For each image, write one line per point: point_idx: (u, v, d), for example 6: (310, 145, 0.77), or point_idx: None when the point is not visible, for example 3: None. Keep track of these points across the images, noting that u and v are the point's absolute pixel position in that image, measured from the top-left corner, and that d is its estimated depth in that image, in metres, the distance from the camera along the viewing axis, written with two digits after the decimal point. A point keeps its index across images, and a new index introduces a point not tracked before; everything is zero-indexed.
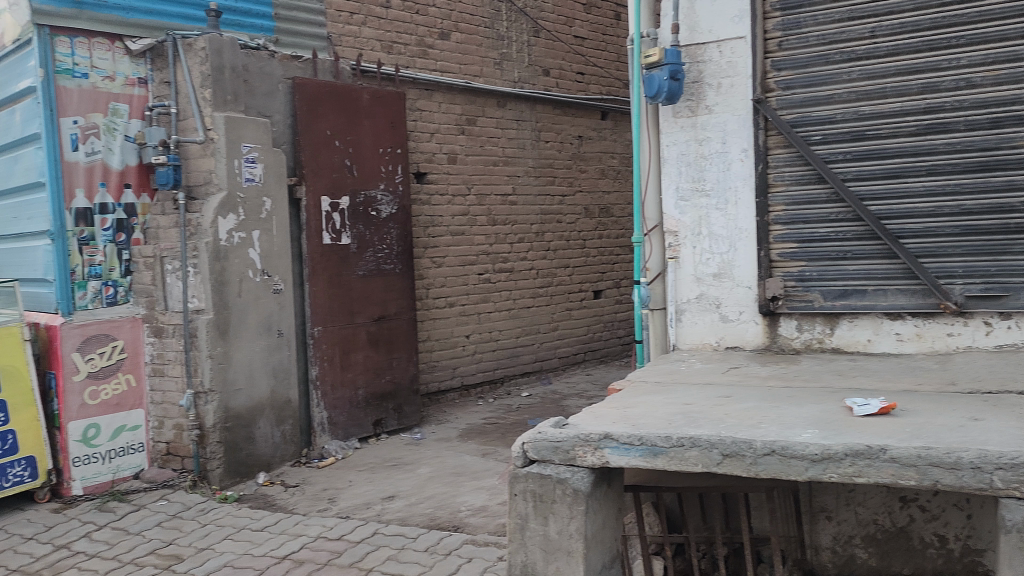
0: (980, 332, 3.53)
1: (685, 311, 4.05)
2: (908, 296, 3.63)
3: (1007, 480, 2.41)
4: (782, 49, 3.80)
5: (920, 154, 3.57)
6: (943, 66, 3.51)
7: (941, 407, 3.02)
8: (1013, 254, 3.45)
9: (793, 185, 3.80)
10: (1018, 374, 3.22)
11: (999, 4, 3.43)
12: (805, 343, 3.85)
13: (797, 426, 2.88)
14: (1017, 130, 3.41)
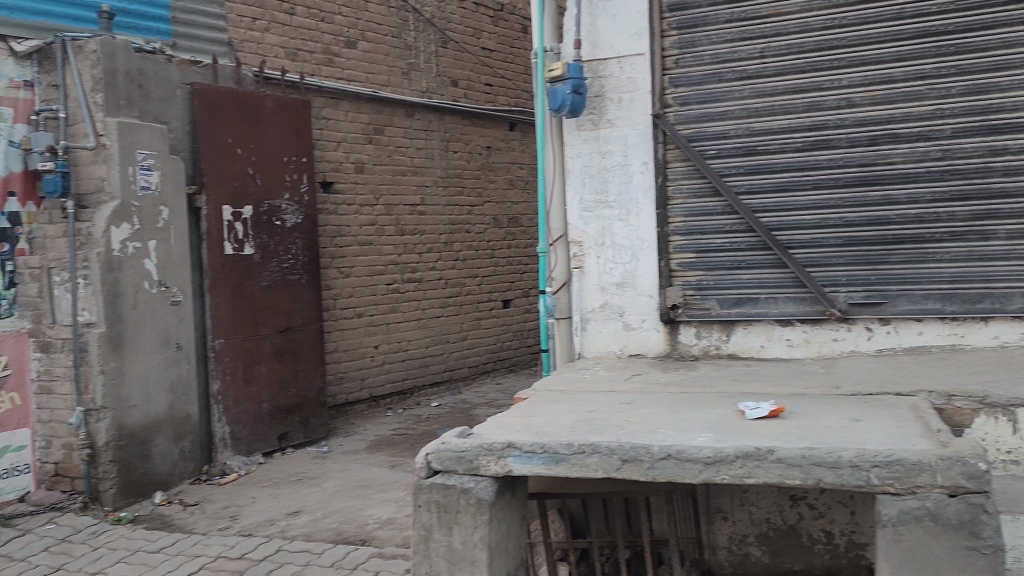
0: (862, 337, 3.74)
1: (590, 319, 4.12)
2: (796, 304, 3.81)
3: (882, 477, 2.58)
4: (679, 66, 3.94)
5: (807, 169, 3.76)
6: (826, 86, 3.71)
7: (824, 410, 3.18)
8: (891, 263, 3.67)
9: (691, 198, 3.94)
10: (896, 377, 3.42)
11: (876, 28, 3.64)
12: (703, 350, 3.98)
13: (693, 431, 2.98)
14: (893, 147, 3.63)
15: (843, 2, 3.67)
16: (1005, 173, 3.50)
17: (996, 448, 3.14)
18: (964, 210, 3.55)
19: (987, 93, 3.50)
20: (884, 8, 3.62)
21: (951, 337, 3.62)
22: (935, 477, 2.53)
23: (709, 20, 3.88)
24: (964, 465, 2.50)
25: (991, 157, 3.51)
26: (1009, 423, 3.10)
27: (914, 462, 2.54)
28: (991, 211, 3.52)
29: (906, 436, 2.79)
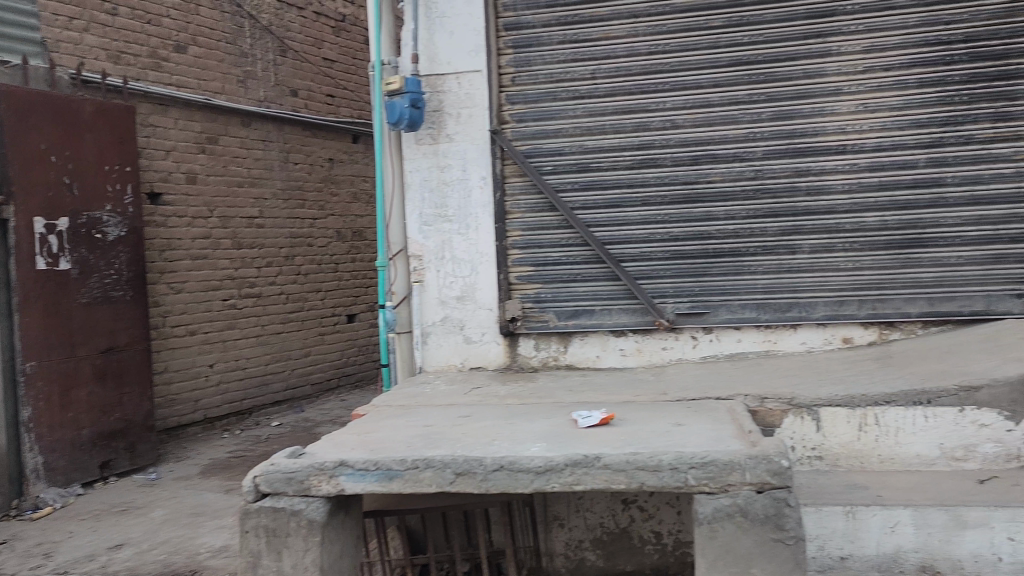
0: (688, 345, 3.96)
1: (430, 333, 4.13)
2: (628, 315, 3.98)
3: (698, 477, 2.75)
4: (515, 84, 4.03)
5: (635, 186, 3.94)
6: (652, 107, 3.90)
7: (651, 415, 3.35)
8: (712, 275, 3.91)
9: (528, 213, 4.04)
10: (717, 383, 3.64)
11: (695, 55, 3.86)
12: (542, 361, 4.08)
13: (526, 441, 3.04)
14: (712, 166, 3.87)
15: (665, 28, 3.87)
16: (809, 192, 3.81)
17: (802, 445, 3.41)
18: (775, 226, 3.84)
19: (793, 118, 3.79)
20: (702, 37, 3.85)
21: (766, 344, 3.89)
22: (744, 475, 2.72)
23: (543, 41, 3.98)
24: (769, 463, 2.70)
25: (797, 177, 3.81)
26: (813, 422, 3.37)
27: (726, 461, 2.73)
28: (798, 227, 3.82)
29: (721, 439, 2.97)
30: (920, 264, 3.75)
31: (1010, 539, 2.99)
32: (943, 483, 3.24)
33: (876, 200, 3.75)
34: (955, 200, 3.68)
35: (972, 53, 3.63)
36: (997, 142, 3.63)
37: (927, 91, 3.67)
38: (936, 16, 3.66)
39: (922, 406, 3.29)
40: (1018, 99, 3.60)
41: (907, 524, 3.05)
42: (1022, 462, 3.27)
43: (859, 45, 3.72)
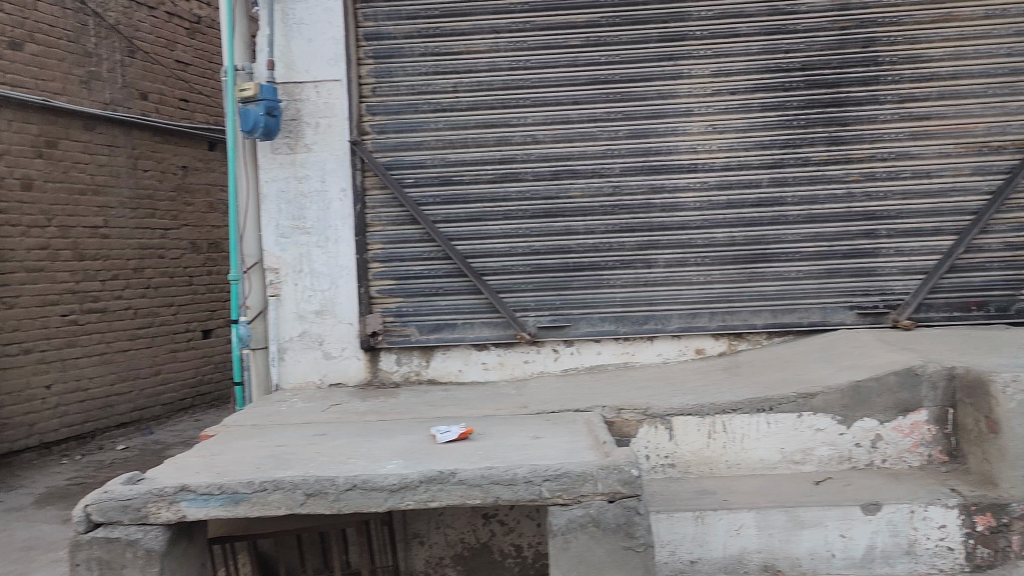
0: (550, 358, 4.00)
1: (288, 349, 4.01)
2: (491, 328, 3.99)
3: (552, 489, 2.77)
4: (376, 95, 3.97)
5: (497, 201, 3.96)
6: (513, 122, 3.93)
7: (509, 428, 3.36)
8: (573, 288, 3.98)
9: (390, 226, 3.98)
10: (576, 395, 3.70)
11: (554, 72, 3.92)
12: (404, 376, 4.03)
13: (383, 459, 2.98)
14: (571, 182, 3.95)
15: (526, 45, 3.91)
16: (663, 209, 3.94)
17: (656, 454, 3.51)
18: (631, 240, 3.96)
19: (647, 137, 3.92)
20: (560, 55, 3.91)
21: (624, 355, 4.00)
22: (596, 485, 2.77)
23: (404, 52, 3.94)
24: (620, 473, 2.77)
25: (652, 194, 3.94)
26: (666, 431, 3.47)
27: (579, 473, 2.77)
28: (653, 242, 3.95)
29: (575, 451, 3.01)
30: (764, 278, 3.95)
31: (842, 536, 3.18)
32: (784, 486, 3.41)
33: (724, 217, 3.93)
34: (795, 217, 3.91)
35: (809, 81, 3.86)
36: (831, 164, 3.88)
37: (769, 114, 3.88)
38: (776, 45, 3.86)
39: (766, 413, 3.46)
40: (849, 125, 3.86)
41: (750, 526, 3.19)
42: (853, 463, 3.49)
43: (707, 69, 3.88)
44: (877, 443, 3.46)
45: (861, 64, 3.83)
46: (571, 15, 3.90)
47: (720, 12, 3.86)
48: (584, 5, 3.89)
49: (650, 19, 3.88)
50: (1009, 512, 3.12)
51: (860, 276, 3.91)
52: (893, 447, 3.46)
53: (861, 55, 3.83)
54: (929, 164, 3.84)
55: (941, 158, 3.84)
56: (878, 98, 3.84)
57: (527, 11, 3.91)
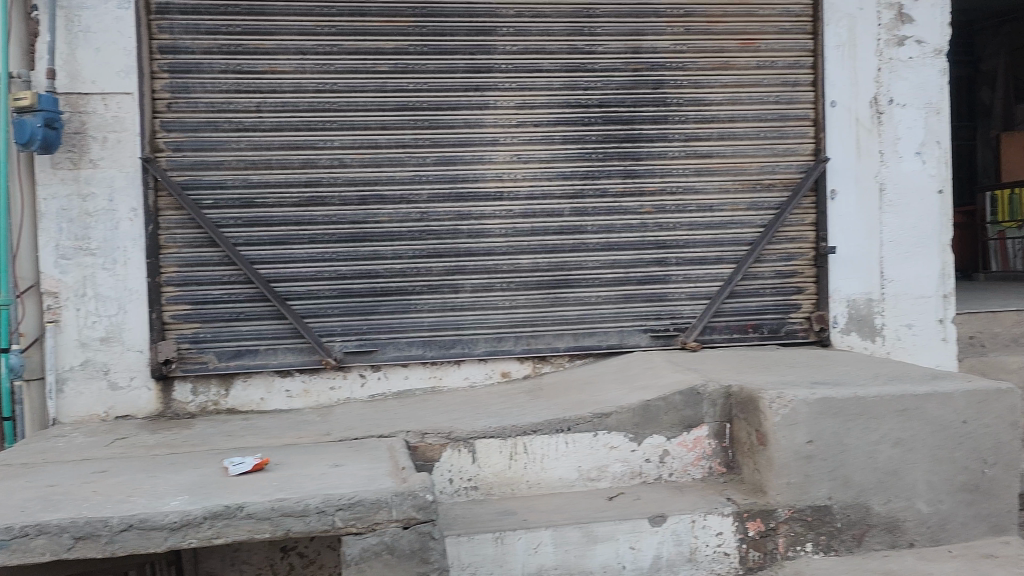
0: (356, 384, 3.96)
1: (68, 380, 3.72)
2: (295, 354, 3.90)
3: (345, 519, 2.73)
4: (171, 111, 3.78)
5: (302, 224, 3.88)
6: (319, 145, 3.88)
7: (308, 457, 3.28)
8: (380, 313, 3.97)
9: (186, 248, 3.80)
10: (382, 421, 3.67)
11: (362, 96, 3.91)
12: (200, 407, 3.84)
13: (167, 495, 2.81)
14: (379, 207, 3.94)
15: (332, 68, 3.88)
16: (469, 235, 4.02)
17: (459, 477, 3.53)
18: (439, 266, 4.00)
19: (455, 164, 3.99)
20: (367, 80, 3.91)
21: (432, 380, 4.03)
22: (391, 512, 2.76)
23: (202, 68, 3.79)
24: (414, 499, 2.78)
25: (459, 220, 4.02)
26: (469, 454, 3.52)
27: (373, 500, 2.75)
28: (460, 268, 4.02)
29: (374, 478, 2.99)
30: (566, 303, 4.12)
31: (631, 548, 3.34)
32: (580, 502, 3.54)
33: (529, 244, 4.07)
34: (594, 246, 4.12)
35: (606, 117, 4.09)
36: (626, 196, 4.12)
37: (570, 147, 4.07)
38: (577, 82, 4.07)
39: (564, 433, 3.59)
40: (642, 159, 4.12)
41: (548, 543, 3.27)
42: (643, 478, 3.70)
43: (512, 101, 4.02)
44: (664, 458, 3.69)
45: (651, 104, 4.11)
46: (379, 41, 3.92)
47: (523, 47, 4.02)
48: (392, 32, 3.92)
49: (457, 49, 3.97)
50: (775, 517, 3.41)
51: (652, 302, 4.17)
52: (678, 461, 3.70)
53: (652, 96, 4.11)
54: (711, 199, 4.17)
55: (722, 194, 4.18)
56: (667, 136, 4.13)
57: (334, 33, 3.88)
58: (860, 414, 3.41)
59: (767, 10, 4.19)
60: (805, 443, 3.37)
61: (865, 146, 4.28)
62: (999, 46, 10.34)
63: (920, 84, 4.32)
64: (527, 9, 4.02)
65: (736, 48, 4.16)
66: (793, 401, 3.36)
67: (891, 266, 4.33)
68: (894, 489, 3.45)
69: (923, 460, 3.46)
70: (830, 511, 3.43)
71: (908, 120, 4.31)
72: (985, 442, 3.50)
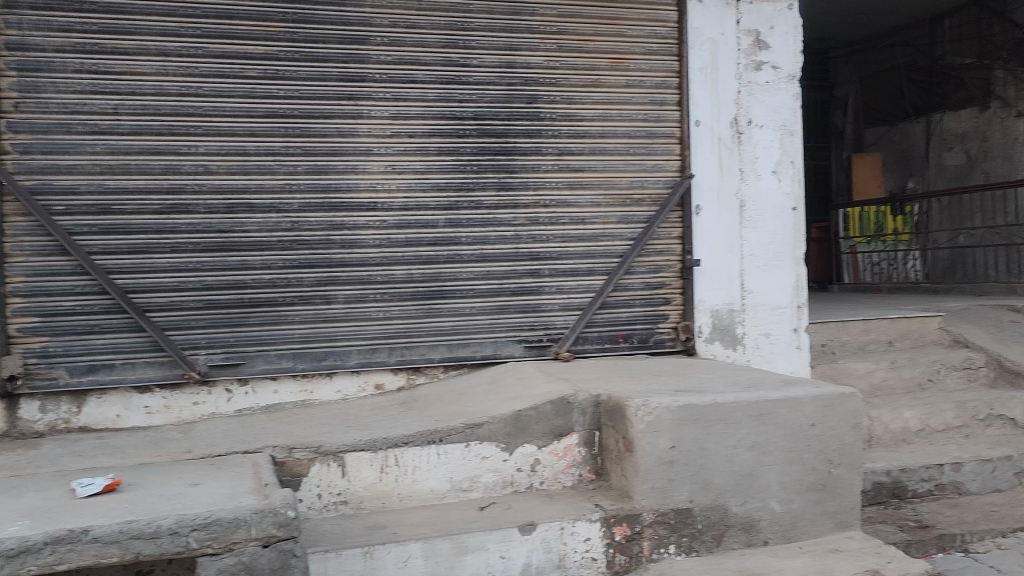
0: (222, 398, 3.83)
1: None
2: (155, 368, 3.74)
3: (200, 539, 2.63)
4: (19, 111, 3.56)
5: (164, 232, 3.73)
6: (182, 151, 3.74)
7: (166, 476, 3.15)
8: (248, 325, 3.85)
9: (35, 257, 3.58)
10: (248, 436, 3.56)
11: (229, 101, 3.80)
12: (49, 426, 3.62)
13: (4, 521, 2.63)
14: (247, 216, 3.84)
15: (197, 71, 3.75)
16: (342, 245, 3.97)
17: (327, 492, 3.46)
18: (310, 276, 3.92)
19: (327, 173, 3.94)
20: (235, 85, 3.80)
21: (302, 393, 3.95)
22: (249, 531, 2.68)
23: (54, 67, 3.60)
24: (274, 516, 2.71)
25: (332, 230, 3.95)
26: (338, 468, 3.46)
27: (230, 519, 2.67)
28: (332, 278, 3.95)
29: (234, 495, 2.89)
30: (440, 314, 4.12)
31: (501, 557, 3.36)
32: (451, 513, 3.53)
33: (403, 254, 4.05)
34: (468, 257, 4.14)
35: (480, 130, 4.13)
36: (500, 208, 4.17)
37: (444, 158, 4.08)
38: (451, 93, 4.09)
39: (435, 445, 3.59)
40: (516, 172, 4.18)
41: (418, 556, 3.23)
42: (515, 487, 3.74)
43: (386, 111, 4.00)
44: (535, 467, 3.75)
45: (525, 118, 4.19)
46: (247, 46, 3.82)
47: (397, 57, 4.01)
48: (261, 37, 3.83)
49: (329, 57, 3.92)
50: (640, 520, 3.51)
51: (526, 313, 4.23)
52: (549, 470, 3.76)
53: (525, 110, 4.19)
54: (583, 212, 4.28)
55: (593, 208, 4.30)
56: (541, 150, 4.21)
57: (199, 35, 3.76)
58: (719, 420, 3.57)
59: (636, 31, 4.35)
60: (668, 449, 3.49)
61: (727, 163, 4.51)
62: (851, 73, 11.41)
63: (775, 107, 4.59)
64: (401, 20, 4.02)
65: (606, 66, 4.30)
66: (656, 409, 3.48)
67: (751, 278, 4.56)
68: (750, 490, 3.62)
69: (777, 462, 3.66)
70: (692, 514, 3.56)
71: (765, 141, 4.57)
72: (831, 444, 3.73)
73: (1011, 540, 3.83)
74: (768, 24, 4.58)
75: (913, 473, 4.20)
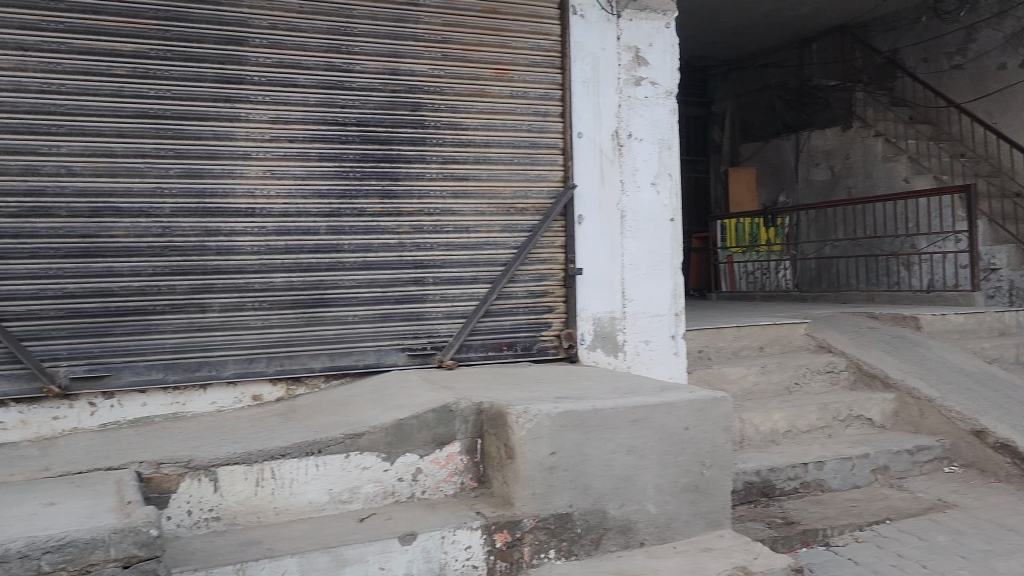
0: (85, 412, 3.64)
1: None
2: (11, 381, 3.51)
3: (53, 563, 2.49)
4: None
5: (21, 237, 3.51)
6: (42, 151, 3.54)
7: (19, 496, 2.96)
8: (115, 335, 3.67)
9: None
10: (112, 452, 3.39)
11: (96, 100, 3.62)
12: None
13: None
14: (115, 220, 3.66)
15: (60, 68, 3.56)
16: (218, 252, 3.84)
17: (199, 508, 3.33)
18: (183, 284, 3.77)
19: (202, 177, 3.80)
20: (103, 83, 3.63)
21: (173, 405, 3.80)
22: (108, 552, 2.54)
23: None
24: (136, 535, 2.59)
25: (207, 236, 3.82)
26: (211, 483, 3.34)
27: (88, 540, 2.53)
28: (207, 286, 3.82)
29: (93, 515, 2.74)
30: (322, 323, 4.04)
31: (381, 569, 3.28)
32: (329, 525, 3.45)
33: (282, 262, 3.95)
34: (351, 265, 4.08)
35: (363, 136, 4.09)
36: (384, 216, 4.14)
37: (326, 164, 4.02)
38: (333, 99, 4.03)
39: (314, 457, 3.52)
40: (400, 180, 4.16)
41: (294, 571, 3.11)
42: (396, 497, 3.70)
43: (265, 115, 3.90)
44: (417, 476, 3.73)
45: (409, 125, 4.17)
46: (116, 42, 3.65)
47: (277, 60, 3.92)
48: (131, 34, 3.67)
49: (204, 57, 3.79)
50: (521, 527, 3.54)
51: (410, 321, 4.21)
52: (431, 478, 3.75)
53: (410, 118, 4.18)
54: (468, 220, 4.30)
55: (478, 216, 4.32)
56: (425, 158, 4.20)
57: (63, 30, 3.57)
58: (597, 425, 3.65)
59: (519, 42, 4.42)
60: (549, 455, 3.54)
61: (608, 174, 4.63)
62: (728, 91, 12.03)
63: (654, 121, 4.75)
64: (281, 22, 3.94)
65: (490, 76, 4.34)
66: (537, 416, 3.53)
67: (631, 287, 4.70)
68: (628, 494, 3.72)
69: (653, 466, 3.77)
70: (571, 518, 3.61)
71: (645, 153, 4.72)
72: (703, 446, 3.88)
73: (867, 533, 4.07)
74: (646, 41, 4.75)
75: (781, 472, 4.42)
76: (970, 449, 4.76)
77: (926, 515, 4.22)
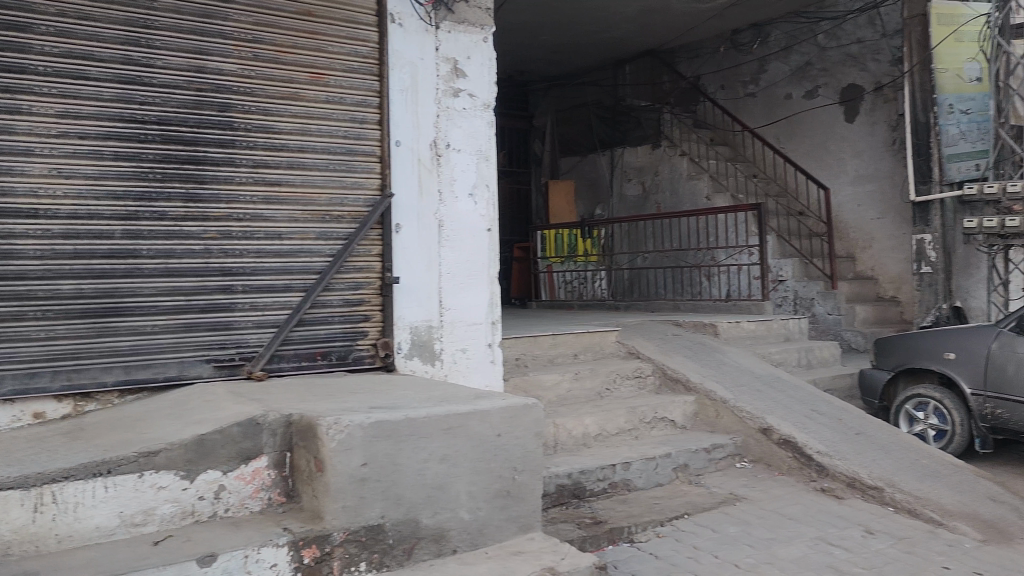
0: None
1: None
2: None
3: None
4: None
5: None
6: None
7: None
8: None
9: None
10: None
11: None
12: None
13: None
14: None
15: None
16: None
17: None
18: None
19: None
20: None
21: None
22: None
23: None
24: None
25: None
26: None
27: None
28: None
29: None
30: (116, 333, 3.77)
31: None
32: (119, 550, 3.21)
33: (71, 268, 3.65)
34: (150, 271, 3.84)
35: (165, 135, 3.86)
36: (188, 221, 3.93)
37: (122, 164, 3.76)
38: (131, 94, 3.78)
39: (102, 477, 3.26)
40: (206, 183, 3.97)
41: None
42: (196, 517, 3.50)
43: (51, 108, 3.60)
44: (220, 494, 3.54)
45: (216, 126, 3.99)
46: None
47: (66, 50, 3.63)
48: None
49: None
50: (330, 541, 3.43)
51: (216, 330, 4.02)
52: (234, 496, 3.58)
53: (217, 118, 3.99)
54: (280, 226, 4.17)
55: (291, 222, 4.20)
56: (234, 161, 4.04)
57: None
58: (409, 435, 3.63)
59: (335, 47, 4.35)
60: (359, 467, 3.48)
61: (426, 184, 4.65)
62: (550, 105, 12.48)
63: (471, 132, 4.82)
64: (71, 9, 3.65)
65: (305, 80, 4.24)
66: (348, 427, 3.46)
67: (448, 295, 4.74)
68: (441, 502, 3.72)
69: (466, 473, 3.81)
70: (383, 529, 3.56)
71: (462, 164, 4.79)
72: (515, 452, 3.97)
73: (668, 528, 4.33)
74: (465, 53, 4.82)
75: (590, 473, 4.61)
76: (758, 446, 5.18)
77: (720, 509, 4.55)
